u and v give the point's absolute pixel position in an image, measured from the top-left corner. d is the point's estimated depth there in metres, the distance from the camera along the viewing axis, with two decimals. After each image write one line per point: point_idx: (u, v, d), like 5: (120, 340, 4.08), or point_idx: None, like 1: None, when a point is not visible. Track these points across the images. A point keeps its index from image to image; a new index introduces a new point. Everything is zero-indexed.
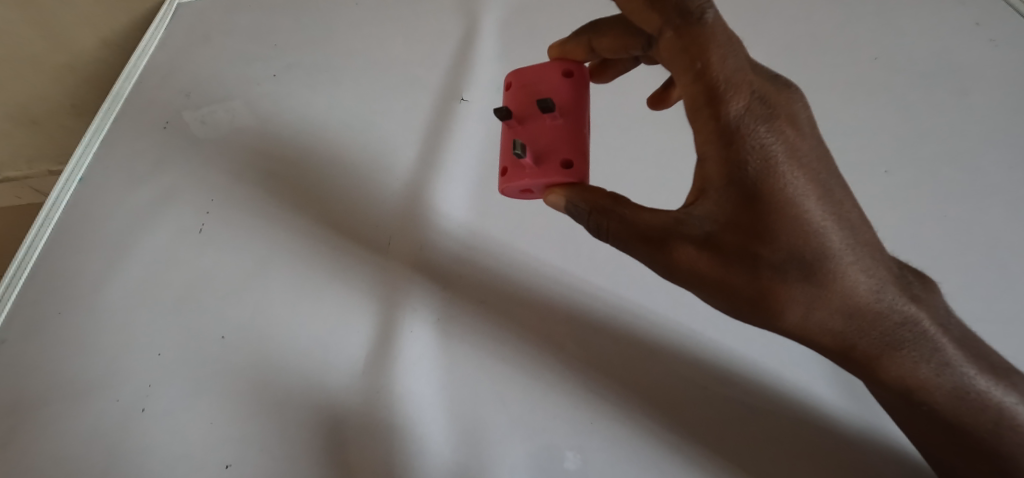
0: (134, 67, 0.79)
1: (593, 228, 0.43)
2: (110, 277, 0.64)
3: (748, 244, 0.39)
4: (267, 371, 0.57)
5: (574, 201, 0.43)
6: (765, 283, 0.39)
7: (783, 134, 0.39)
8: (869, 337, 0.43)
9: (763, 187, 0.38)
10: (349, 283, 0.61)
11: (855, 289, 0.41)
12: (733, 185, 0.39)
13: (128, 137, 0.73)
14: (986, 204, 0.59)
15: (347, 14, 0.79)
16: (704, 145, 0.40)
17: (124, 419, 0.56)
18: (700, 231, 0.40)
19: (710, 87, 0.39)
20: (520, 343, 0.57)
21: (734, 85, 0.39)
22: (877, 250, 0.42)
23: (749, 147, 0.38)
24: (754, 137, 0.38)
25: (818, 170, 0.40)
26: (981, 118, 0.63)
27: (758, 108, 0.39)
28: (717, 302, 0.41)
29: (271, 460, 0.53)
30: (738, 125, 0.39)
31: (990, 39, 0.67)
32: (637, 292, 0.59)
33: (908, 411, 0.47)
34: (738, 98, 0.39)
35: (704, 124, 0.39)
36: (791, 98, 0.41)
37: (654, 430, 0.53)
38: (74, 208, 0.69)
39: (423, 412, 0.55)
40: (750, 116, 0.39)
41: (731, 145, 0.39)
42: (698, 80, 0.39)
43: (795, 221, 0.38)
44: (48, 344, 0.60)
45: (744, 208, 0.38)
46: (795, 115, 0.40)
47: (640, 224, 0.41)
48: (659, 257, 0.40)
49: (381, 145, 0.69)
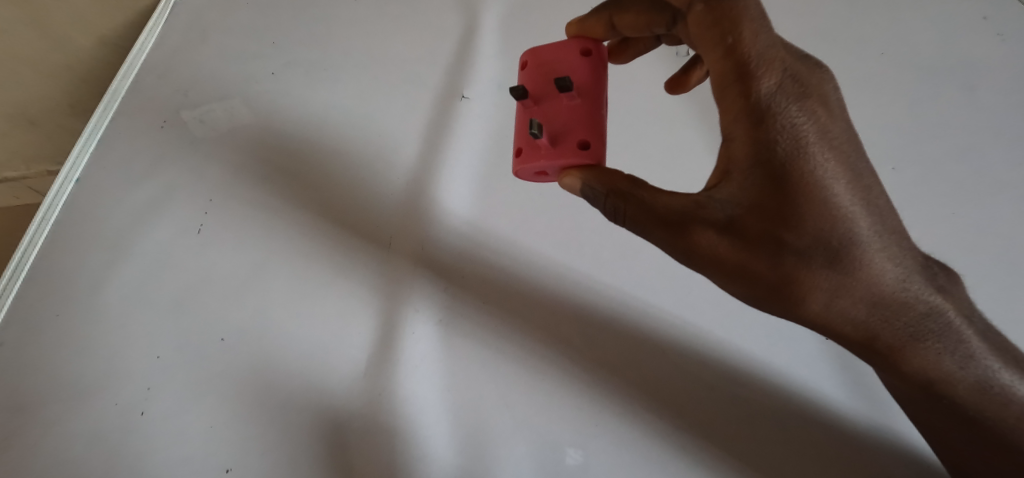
0: (133, 62, 0.76)
1: (609, 211, 0.42)
2: (106, 278, 0.62)
3: (773, 228, 0.38)
4: (268, 374, 0.55)
5: (591, 184, 0.42)
6: (788, 269, 0.38)
7: (814, 115, 0.38)
8: (894, 328, 0.42)
9: (791, 170, 0.37)
10: (353, 280, 0.60)
11: (881, 278, 0.40)
12: (760, 166, 0.38)
13: (125, 134, 0.72)
14: (995, 201, 0.58)
15: (347, 9, 0.78)
16: (732, 124, 0.39)
17: (123, 424, 0.54)
18: (722, 215, 0.39)
19: (739, 63, 0.38)
20: (526, 342, 0.56)
21: (766, 62, 0.38)
22: (904, 239, 0.41)
23: (778, 126, 0.38)
24: (785, 116, 0.38)
25: (847, 153, 0.39)
26: (990, 114, 0.63)
27: (790, 87, 0.38)
28: (736, 290, 0.41)
29: (272, 463, 0.52)
30: (769, 103, 0.38)
31: (997, 34, 0.67)
32: (646, 292, 0.58)
33: (927, 405, 0.46)
34: (770, 75, 0.38)
35: (732, 102, 0.39)
36: (822, 78, 0.40)
37: (663, 429, 0.52)
38: (71, 209, 0.67)
39: (428, 414, 0.54)
40: (781, 94, 0.38)
41: (761, 124, 0.38)
42: (728, 55, 0.39)
43: (822, 206, 0.38)
44: (43, 345, 0.58)
45: (771, 191, 0.38)
46: (826, 96, 0.39)
47: (658, 208, 0.40)
48: (677, 241, 0.40)
49: (386, 141, 0.68)
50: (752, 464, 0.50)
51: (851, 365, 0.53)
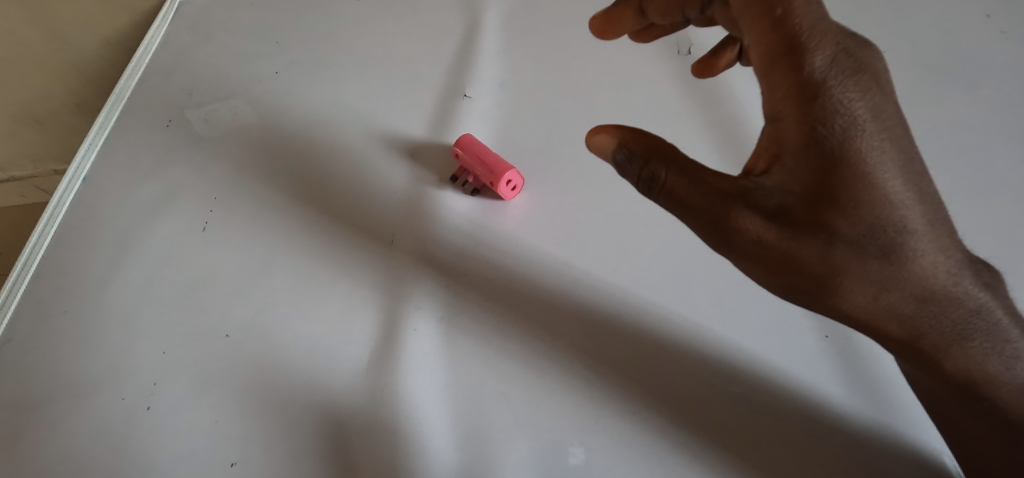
0: (138, 62, 0.77)
1: (648, 181, 0.42)
2: (112, 274, 0.63)
3: (827, 215, 0.38)
4: (271, 371, 0.56)
5: (631, 148, 0.43)
6: (839, 259, 0.38)
7: (867, 95, 0.39)
8: (941, 326, 0.43)
9: (844, 154, 0.38)
10: (356, 278, 0.60)
11: (929, 273, 0.41)
12: (814, 148, 0.38)
13: (130, 133, 0.73)
14: (1000, 198, 0.57)
15: (352, 12, 0.80)
16: (783, 99, 0.40)
17: (128, 419, 0.55)
18: (772, 202, 0.39)
19: (790, 36, 0.39)
20: (527, 339, 0.56)
21: (817, 36, 0.39)
22: (952, 235, 0.42)
23: (832, 104, 0.38)
24: (838, 95, 0.38)
25: (898, 139, 0.40)
26: (993, 112, 0.62)
27: (842, 62, 0.39)
28: (783, 284, 0.41)
29: (274, 458, 0.52)
30: (822, 79, 0.38)
31: (1001, 31, 0.67)
32: (647, 291, 0.58)
33: (962, 411, 0.47)
34: (822, 48, 0.39)
35: (784, 78, 0.39)
36: (872, 57, 0.41)
37: (664, 425, 0.52)
38: (78, 207, 0.68)
39: (429, 410, 0.54)
40: (834, 68, 0.39)
41: (814, 102, 0.38)
42: (776, 29, 0.39)
43: (875, 193, 0.38)
44: (50, 341, 0.59)
45: (825, 175, 0.38)
46: (878, 76, 0.40)
47: (706, 186, 0.40)
48: (722, 222, 0.40)
49: (389, 140, 0.69)
50: (754, 461, 0.50)
51: (851, 364, 0.54)
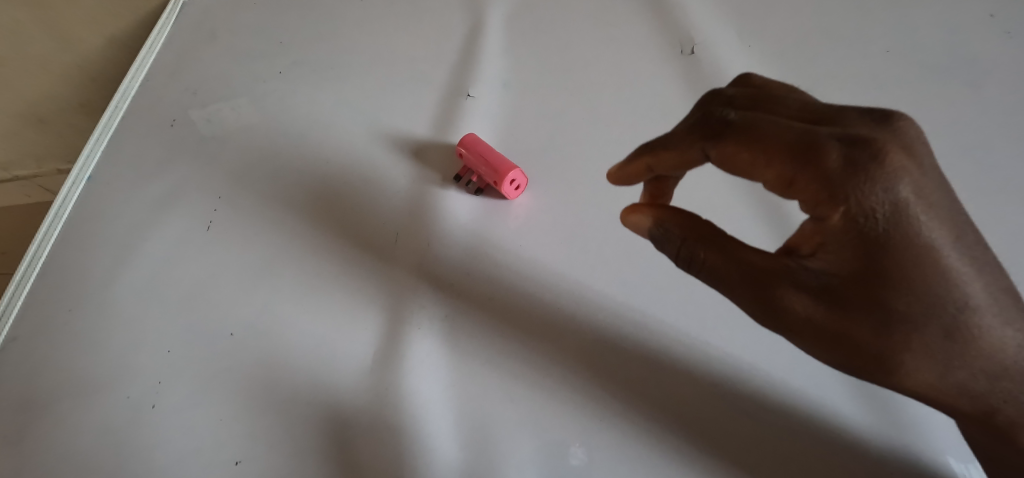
0: (142, 62, 0.78)
1: (688, 260, 0.46)
2: (117, 273, 0.63)
3: (879, 296, 0.39)
4: (274, 370, 0.56)
5: (666, 226, 0.47)
6: (895, 339, 0.40)
7: (906, 182, 0.39)
8: (1014, 400, 0.42)
9: (891, 240, 0.38)
10: (359, 277, 0.60)
11: (997, 347, 0.41)
12: (857, 237, 0.39)
13: (134, 133, 0.73)
14: (1005, 198, 0.57)
15: (356, 11, 0.80)
16: (811, 201, 0.40)
17: (133, 417, 0.55)
18: (816, 282, 0.41)
19: (798, 154, 0.41)
20: (529, 339, 0.56)
21: (824, 145, 0.40)
22: (1015, 301, 0.42)
23: (869, 200, 0.39)
24: (872, 188, 0.39)
25: (945, 216, 0.40)
26: (996, 112, 0.62)
27: (863, 157, 0.39)
28: (843, 362, 0.42)
29: (278, 456, 0.52)
30: (851, 177, 0.39)
31: (1004, 31, 0.67)
32: (649, 292, 0.58)
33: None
34: (833, 154, 0.40)
35: (809, 185, 0.40)
36: (896, 138, 0.41)
37: (667, 426, 0.52)
38: (83, 207, 0.68)
39: (433, 409, 0.54)
40: (855, 166, 0.39)
41: (846, 198, 0.39)
42: (779, 152, 0.41)
43: (926, 274, 0.39)
44: (56, 339, 0.60)
45: (868, 262, 0.39)
46: (914, 157, 0.40)
47: (744, 265, 0.44)
48: (767, 304, 0.43)
49: (392, 140, 0.69)
50: (757, 459, 0.50)
51: None
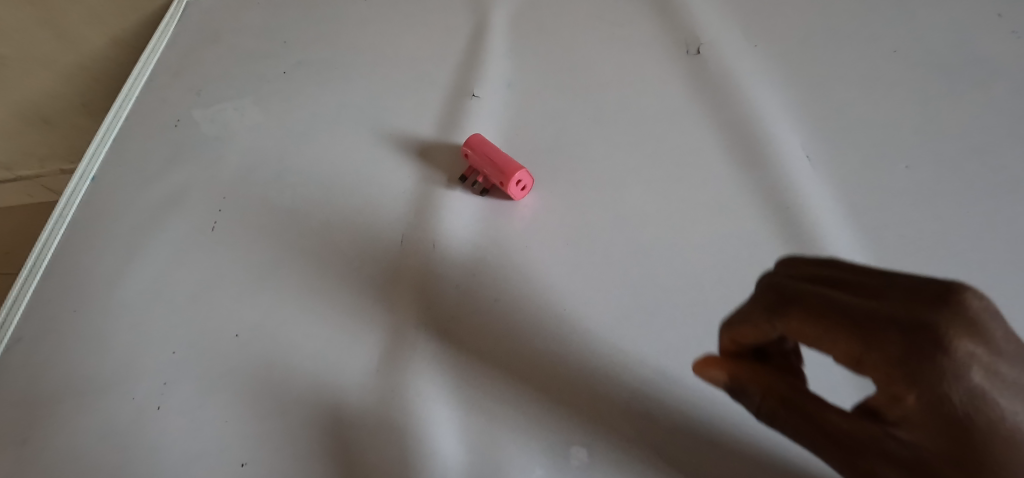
0: (145, 64, 0.79)
1: (760, 413, 0.36)
2: (121, 274, 0.63)
3: None
4: (279, 372, 0.56)
5: (736, 378, 0.37)
6: None
7: (996, 353, 0.27)
8: None
9: (972, 435, 0.27)
10: (364, 279, 0.60)
11: None
12: (943, 428, 0.27)
13: (140, 135, 0.74)
14: (1020, 197, 0.56)
15: (360, 12, 0.80)
16: (884, 383, 0.28)
17: (138, 417, 0.55)
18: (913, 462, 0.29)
19: (860, 330, 0.29)
20: (534, 338, 0.55)
21: (886, 317, 0.28)
22: None
23: (946, 379, 0.27)
24: (964, 372, 0.27)
25: None
26: (1008, 109, 0.61)
27: (982, 349, 0.27)
28: None
29: (283, 459, 0.52)
30: (936, 360, 0.27)
31: (1014, 30, 0.66)
32: (658, 290, 0.56)
33: None
34: (962, 336, 0.27)
35: (873, 368, 0.29)
36: (981, 308, 0.27)
37: (676, 427, 0.49)
38: (89, 209, 0.69)
39: (436, 411, 0.53)
40: (973, 358, 0.27)
41: (915, 378, 0.27)
42: (849, 336, 0.29)
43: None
44: (62, 339, 0.60)
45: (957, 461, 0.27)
46: (987, 333, 0.27)
47: (825, 431, 0.33)
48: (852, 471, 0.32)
49: (396, 141, 0.69)
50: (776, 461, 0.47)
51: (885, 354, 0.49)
